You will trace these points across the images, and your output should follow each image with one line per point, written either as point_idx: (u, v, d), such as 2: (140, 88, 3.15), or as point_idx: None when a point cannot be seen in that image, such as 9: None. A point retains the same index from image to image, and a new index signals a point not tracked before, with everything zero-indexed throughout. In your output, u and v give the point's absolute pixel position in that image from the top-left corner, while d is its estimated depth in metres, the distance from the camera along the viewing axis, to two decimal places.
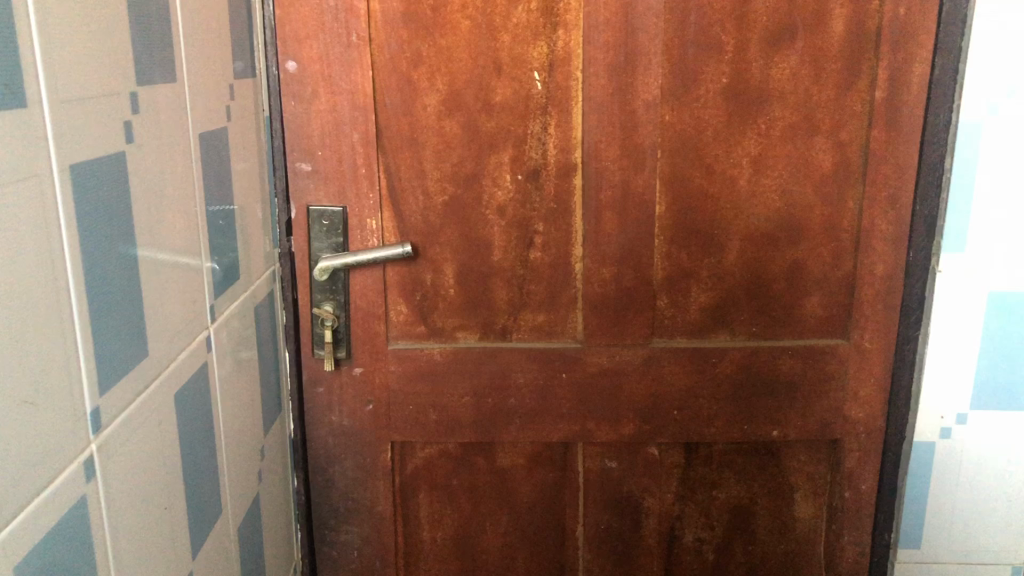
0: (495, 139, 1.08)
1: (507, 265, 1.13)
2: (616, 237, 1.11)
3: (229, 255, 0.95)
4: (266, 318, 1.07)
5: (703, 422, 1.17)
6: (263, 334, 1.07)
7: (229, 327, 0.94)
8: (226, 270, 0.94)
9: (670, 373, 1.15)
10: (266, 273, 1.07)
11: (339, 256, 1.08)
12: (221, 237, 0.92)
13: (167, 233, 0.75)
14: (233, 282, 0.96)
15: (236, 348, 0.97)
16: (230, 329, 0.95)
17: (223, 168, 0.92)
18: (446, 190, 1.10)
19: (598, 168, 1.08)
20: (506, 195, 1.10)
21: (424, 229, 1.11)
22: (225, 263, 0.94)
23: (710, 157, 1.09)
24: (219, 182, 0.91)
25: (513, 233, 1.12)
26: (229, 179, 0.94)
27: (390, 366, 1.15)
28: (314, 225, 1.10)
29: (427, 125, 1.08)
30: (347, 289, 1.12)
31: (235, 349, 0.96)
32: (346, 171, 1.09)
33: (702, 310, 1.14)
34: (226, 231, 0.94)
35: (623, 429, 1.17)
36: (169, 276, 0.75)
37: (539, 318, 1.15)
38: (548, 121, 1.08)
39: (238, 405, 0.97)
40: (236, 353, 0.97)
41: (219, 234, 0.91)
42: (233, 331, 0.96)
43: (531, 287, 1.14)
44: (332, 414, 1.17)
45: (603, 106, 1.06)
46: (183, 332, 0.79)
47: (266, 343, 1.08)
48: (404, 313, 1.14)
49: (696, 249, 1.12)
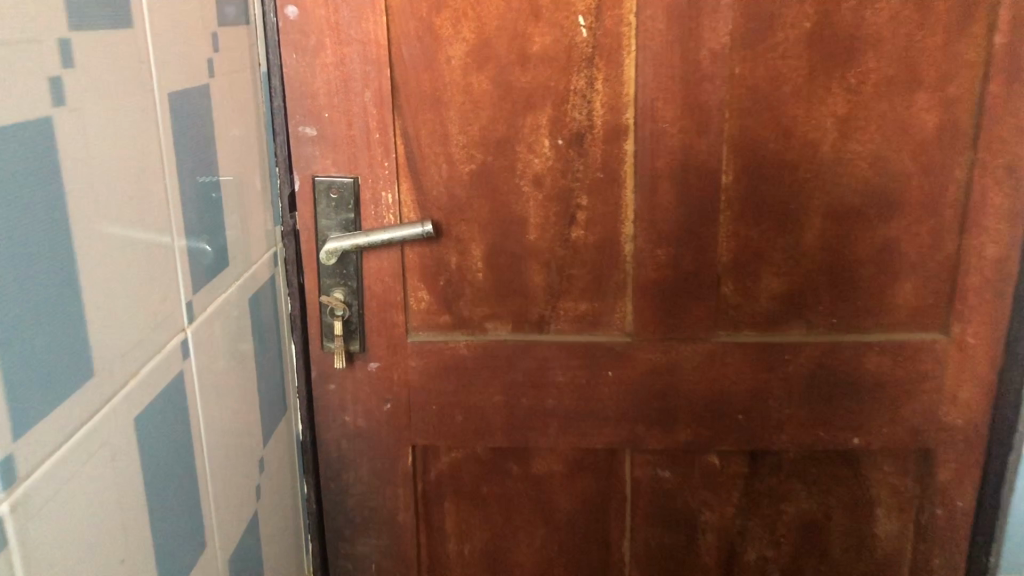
0: (532, 98, 0.92)
1: (546, 245, 0.97)
2: (674, 212, 0.94)
3: (218, 239, 0.80)
4: (265, 307, 0.93)
5: (773, 428, 1.01)
6: (261, 325, 0.92)
7: (217, 323, 0.79)
8: (215, 255, 0.79)
9: (735, 372, 0.99)
10: (265, 257, 0.93)
11: (347, 237, 0.93)
12: (207, 218, 0.77)
13: (120, 219, 0.60)
14: (223, 269, 0.81)
15: (228, 346, 0.82)
16: (221, 322, 0.80)
17: (208, 135, 0.76)
18: (474, 158, 0.94)
19: (653, 132, 0.91)
20: (545, 163, 0.94)
21: (449, 203, 0.96)
22: (213, 248, 0.79)
23: (788, 118, 0.91)
24: (203, 153, 0.75)
25: (553, 208, 0.96)
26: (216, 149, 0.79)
27: (410, 361, 1.00)
28: (321, 199, 0.95)
29: (452, 80, 0.92)
30: (359, 274, 0.97)
31: (225, 345, 0.82)
32: (356, 136, 0.93)
33: (774, 300, 0.98)
34: (213, 210, 0.79)
35: (678, 436, 1.02)
36: (125, 273, 0.60)
37: (582, 306, 0.99)
38: (594, 76, 0.91)
39: (230, 413, 0.83)
40: (227, 351, 0.82)
41: (204, 214, 0.76)
42: (224, 325, 0.81)
43: (572, 271, 0.98)
44: (345, 414, 1.03)
45: (661, 57, 0.89)
46: (147, 340, 0.64)
47: (267, 335, 0.94)
48: (426, 300, 0.99)
49: (768, 228, 0.95)
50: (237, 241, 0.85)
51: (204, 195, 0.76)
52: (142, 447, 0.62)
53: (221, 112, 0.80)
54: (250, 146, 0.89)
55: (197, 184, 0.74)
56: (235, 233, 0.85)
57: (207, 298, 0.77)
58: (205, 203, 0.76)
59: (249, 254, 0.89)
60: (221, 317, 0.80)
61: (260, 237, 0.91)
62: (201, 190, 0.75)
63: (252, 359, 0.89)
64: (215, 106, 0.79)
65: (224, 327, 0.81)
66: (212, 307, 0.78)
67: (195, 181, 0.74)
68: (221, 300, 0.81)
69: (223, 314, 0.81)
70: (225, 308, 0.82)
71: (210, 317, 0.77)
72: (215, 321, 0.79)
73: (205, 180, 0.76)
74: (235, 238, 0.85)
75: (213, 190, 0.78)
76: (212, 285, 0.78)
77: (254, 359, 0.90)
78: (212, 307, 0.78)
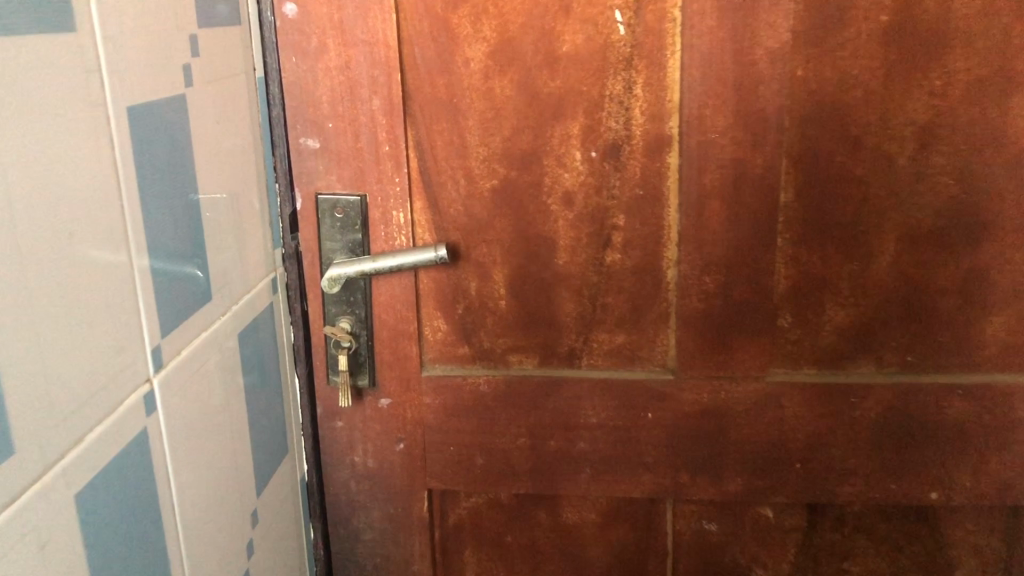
0: (561, 105, 0.81)
1: (577, 271, 0.86)
2: (724, 235, 0.82)
3: (201, 270, 0.70)
4: (263, 340, 0.83)
5: (836, 479, 0.89)
6: (259, 359, 0.82)
7: (203, 363, 0.70)
8: (198, 287, 0.69)
9: (793, 415, 0.87)
10: (263, 283, 0.83)
11: (352, 262, 0.83)
12: (186, 247, 0.67)
13: (52, 263, 0.50)
14: (209, 304, 0.72)
15: (217, 387, 0.73)
16: (208, 363, 0.71)
17: (185, 152, 0.66)
18: (496, 173, 0.83)
19: (701, 144, 0.80)
20: (576, 179, 0.83)
21: (468, 223, 0.85)
22: (196, 280, 0.69)
23: (859, 127, 0.79)
24: (179, 173, 0.65)
25: (585, 229, 0.84)
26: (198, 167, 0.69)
27: (425, 398, 0.90)
28: (326, 220, 0.85)
29: (470, 86, 0.81)
30: (368, 301, 0.87)
31: (213, 388, 0.72)
32: (364, 149, 0.83)
33: (839, 334, 0.85)
34: (195, 237, 0.69)
35: (727, 485, 0.90)
36: (60, 326, 0.51)
37: (618, 339, 0.88)
38: (633, 79, 0.79)
39: (218, 465, 0.73)
40: (216, 393, 0.73)
41: (180, 242, 0.66)
42: (212, 365, 0.72)
43: (608, 299, 0.87)
44: (354, 454, 0.93)
45: (711, 58, 0.77)
46: (93, 402, 0.54)
47: (266, 370, 0.84)
48: (443, 330, 0.89)
49: (833, 253, 0.83)
50: (228, 268, 0.76)
51: (181, 221, 0.66)
52: (85, 529, 0.53)
53: (206, 125, 0.71)
54: (245, 161, 0.79)
55: (172, 210, 0.65)
56: (225, 260, 0.75)
57: (188, 337, 0.67)
58: (183, 230, 0.66)
59: (244, 280, 0.79)
60: (208, 355, 0.71)
61: (257, 262, 0.82)
62: (176, 217, 0.65)
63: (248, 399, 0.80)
64: (197, 119, 0.69)
65: (212, 366, 0.72)
66: (196, 346, 0.69)
67: (169, 207, 0.64)
68: (208, 336, 0.71)
69: (211, 352, 0.71)
70: (213, 345, 0.72)
71: (193, 358, 0.68)
72: (200, 361, 0.69)
73: (183, 204, 0.66)
74: (224, 266, 0.75)
75: (194, 215, 0.69)
76: (195, 320, 0.69)
77: (250, 398, 0.80)
78: (196, 345, 0.69)
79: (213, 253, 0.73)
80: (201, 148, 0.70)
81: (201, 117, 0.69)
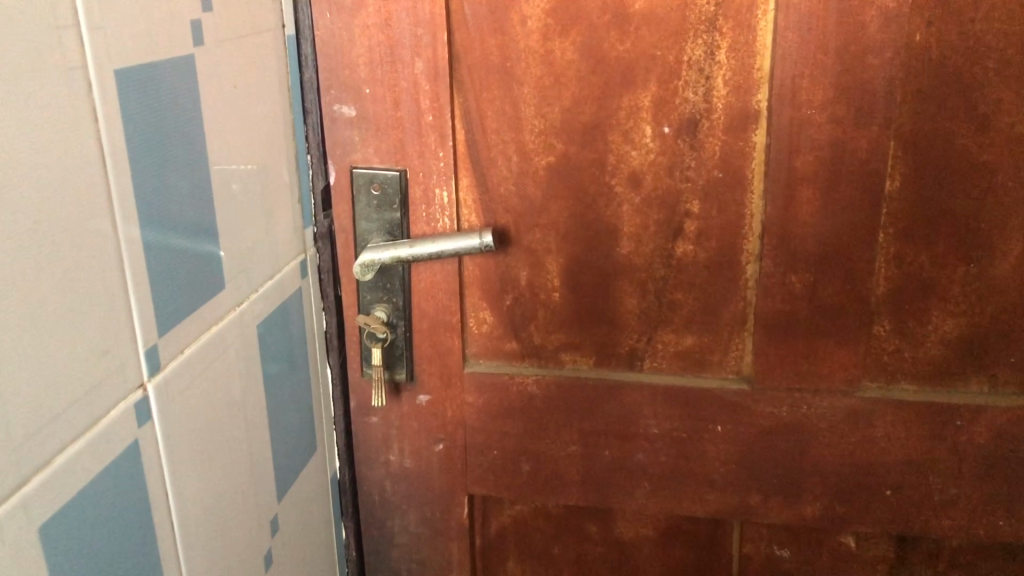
0: (631, 72, 0.70)
1: (641, 263, 0.75)
2: (815, 228, 0.71)
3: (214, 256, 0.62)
4: (291, 327, 0.75)
5: (932, 511, 0.77)
6: (286, 349, 0.74)
7: (216, 357, 0.62)
8: (210, 274, 0.61)
9: (886, 437, 0.76)
10: (292, 265, 0.75)
11: (388, 247, 0.74)
12: (195, 230, 0.59)
13: (6, 257, 0.42)
14: (225, 291, 0.64)
15: (233, 382, 0.65)
16: (222, 356, 0.63)
17: (192, 123, 0.58)
18: (553, 148, 0.73)
19: (794, 120, 0.68)
20: (645, 157, 0.72)
21: (520, 204, 0.76)
22: (209, 265, 0.61)
23: (988, 104, 0.66)
24: (185, 146, 0.57)
25: (653, 215, 0.74)
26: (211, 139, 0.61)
27: (467, 396, 0.81)
28: (361, 197, 0.76)
29: (527, 48, 0.70)
30: (407, 289, 0.78)
31: (228, 385, 0.64)
32: (404, 118, 0.73)
33: (947, 347, 0.73)
34: (206, 218, 0.61)
35: (805, 510, 0.79)
36: (17, 332, 0.43)
37: (686, 341, 0.77)
38: (716, 43, 0.68)
39: (235, 470, 0.66)
40: (233, 390, 0.65)
41: (187, 227, 0.58)
42: (227, 359, 0.63)
43: (676, 296, 0.76)
44: (389, 452, 0.85)
45: (811, 19, 0.65)
46: (62, 419, 0.46)
47: (296, 361, 0.76)
48: (489, 323, 0.80)
49: (946, 253, 0.71)
50: (249, 249, 0.67)
51: (188, 202, 0.58)
52: (51, 566, 0.45)
53: (221, 90, 0.62)
54: (273, 131, 0.70)
55: (177, 188, 0.56)
56: (246, 241, 0.67)
57: (195, 330, 0.59)
58: (190, 211, 0.58)
59: (269, 263, 0.71)
60: (223, 348, 0.63)
61: (284, 243, 0.73)
62: (182, 197, 0.57)
63: (272, 394, 0.72)
64: (208, 84, 0.60)
65: (228, 360, 0.64)
66: (206, 340, 0.60)
67: (171, 185, 0.55)
68: (223, 325, 0.63)
69: (227, 344, 0.63)
70: (229, 337, 0.64)
71: (201, 354, 0.60)
72: (212, 356, 0.61)
73: (190, 182, 0.58)
74: (245, 248, 0.67)
75: (205, 194, 0.60)
76: (206, 311, 0.61)
77: (276, 392, 0.73)
78: (207, 338, 0.60)
79: (229, 234, 0.64)
80: (214, 117, 0.61)
81: (213, 81, 0.61)
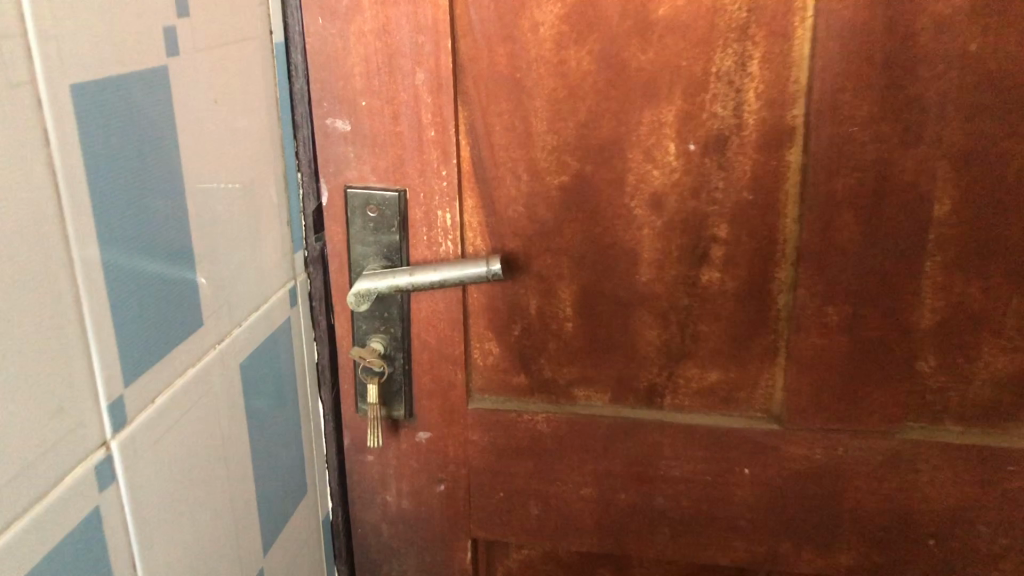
0: (653, 84, 0.64)
1: (663, 291, 0.69)
2: (855, 256, 0.64)
3: (192, 290, 0.55)
4: (279, 361, 0.69)
5: (978, 562, 0.71)
6: (273, 386, 0.68)
7: (193, 404, 0.55)
8: (187, 311, 0.55)
9: (928, 482, 0.69)
10: (280, 294, 0.68)
11: (387, 274, 0.67)
12: (169, 263, 0.52)
13: None
14: (205, 329, 0.57)
15: (213, 430, 0.58)
16: (200, 402, 0.56)
17: (165, 143, 0.51)
18: (566, 167, 0.67)
19: (833, 138, 0.62)
20: (667, 177, 0.66)
21: (530, 227, 0.69)
22: (186, 301, 0.55)
23: None
24: (156, 169, 0.50)
25: (675, 240, 0.68)
26: (187, 161, 0.54)
27: (471, 434, 0.75)
28: (356, 219, 0.70)
29: (539, 57, 0.64)
30: (406, 319, 0.71)
31: (208, 432, 0.58)
32: (403, 134, 0.67)
33: (998, 386, 0.67)
34: (182, 249, 0.54)
35: (838, 560, 0.73)
36: None
37: (710, 376, 0.71)
38: (747, 53, 0.62)
39: (216, 525, 0.59)
40: (212, 437, 0.58)
41: (160, 260, 0.51)
42: (206, 404, 0.57)
43: (699, 327, 0.70)
44: (386, 492, 0.79)
45: (855, 27, 0.59)
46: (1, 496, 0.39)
47: (285, 398, 0.70)
48: (495, 356, 0.73)
49: (1000, 284, 0.64)
50: (232, 280, 0.61)
51: (161, 232, 0.51)
52: None
53: (200, 105, 0.55)
54: (260, 148, 0.64)
55: (148, 216, 0.50)
56: (229, 271, 0.60)
57: (169, 376, 0.52)
58: (164, 242, 0.52)
59: (255, 293, 0.64)
60: (201, 393, 0.56)
61: (273, 270, 0.67)
62: (154, 226, 0.50)
63: (258, 436, 0.65)
64: (184, 99, 0.53)
65: (207, 405, 0.57)
66: (182, 385, 0.54)
67: (140, 213, 0.49)
68: (202, 367, 0.56)
69: (206, 388, 0.57)
70: (209, 379, 0.57)
71: (176, 401, 0.53)
72: (189, 402, 0.55)
73: (163, 209, 0.51)
74: (228, 278, 0.60)
75: (181, 222, 0.54)
76: (182, 352, 0.54)
77: (262, 434, 0.66)
78: (183, 383, 0.54)
79: (209, 265, 0.58)
80: (192, 136, 0.54)
81: (191, 96, 0.54)
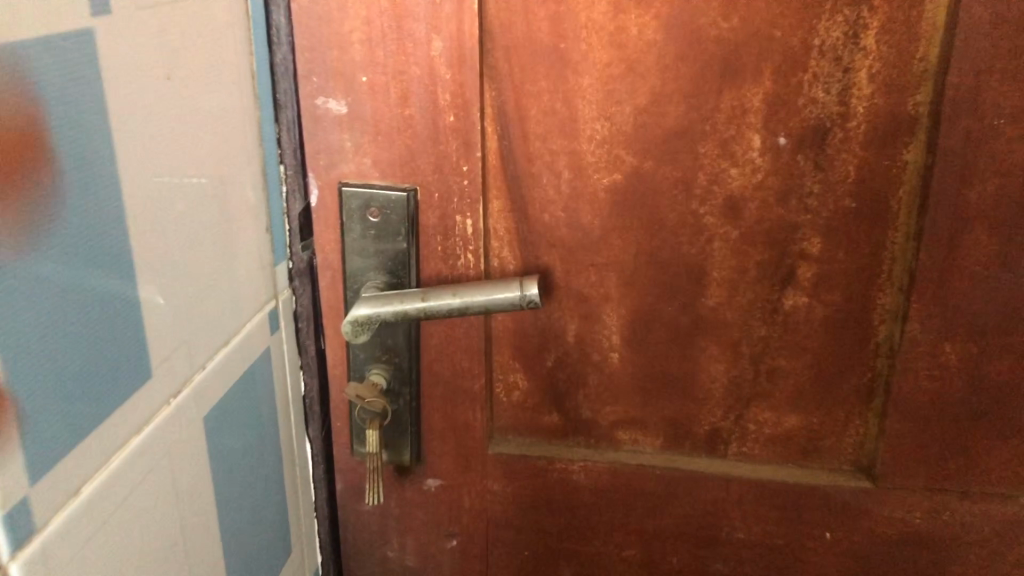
0: (737, 59, 0.50)
1: (735, 318, 0.56)
2: (985, 281, 0.51)
3: (136, 337, 0.42)
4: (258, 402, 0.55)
5: None
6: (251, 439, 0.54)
7: (134, 485, 0.42)
8: (129, 362, 0.41)
9: None
10: (259, 319, 0.54)
11: (391, 297, 0.53)
12: (101, 302, 0.39)
13: None
14: (156, 380, 0.43)
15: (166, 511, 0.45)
16: (146, 480, 0.43)
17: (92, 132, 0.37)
18: (620, 163, 0.53)
19: (971, 134, 0.48)
20: (748, 178, 0.52)
21: (571, 237, 0.55)
22: (130, 347, 0.41)
23: None
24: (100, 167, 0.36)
25: (754, 256, 0.54)
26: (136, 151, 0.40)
27: (493, 483, 0.62)
28: (353, 225, 0.55)
29: (591, 23, 0.50)
30: (415, 348, 0.58)
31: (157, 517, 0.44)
32: (415, 120, 0.52)
33: None
34: (121, 281, 0.40)
35: None
36: None
37: (786, 422, 0.58)
38: (862, 21, 0.48)
39: None
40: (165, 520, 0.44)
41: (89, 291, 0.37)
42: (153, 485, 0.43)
43: (777, 363, 0.57)
44: (388, 547, 0.66)
45: None
46: None
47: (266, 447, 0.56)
48: (524, 390, 0.60)
49: None
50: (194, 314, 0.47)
51: (86, 261, 0.37)
52: None
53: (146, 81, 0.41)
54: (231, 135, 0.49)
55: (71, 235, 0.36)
56: (190, 301, 0.46)
57: (99, 456, 0.39)
58: (92, 276, 0.38)
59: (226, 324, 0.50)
60: (146, 468, 0.43)
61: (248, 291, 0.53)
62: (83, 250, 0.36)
63: (231, 500, 0.52)
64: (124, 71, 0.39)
65: (158, 479, 0.44)
66: (120, 464, 0.41)
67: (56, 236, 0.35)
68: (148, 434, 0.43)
69: (154, 460, 0.43)
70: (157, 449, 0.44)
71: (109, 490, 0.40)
72: (128, 484, 0.41)
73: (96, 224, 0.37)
74: (188, 312, 0.46)
75: (120, 246, 0.40)
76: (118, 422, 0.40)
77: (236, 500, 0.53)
78: (121, 463, 0.41)
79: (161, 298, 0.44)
80: (133, 126, 0.40)
81: (132, 67, 0.40)
